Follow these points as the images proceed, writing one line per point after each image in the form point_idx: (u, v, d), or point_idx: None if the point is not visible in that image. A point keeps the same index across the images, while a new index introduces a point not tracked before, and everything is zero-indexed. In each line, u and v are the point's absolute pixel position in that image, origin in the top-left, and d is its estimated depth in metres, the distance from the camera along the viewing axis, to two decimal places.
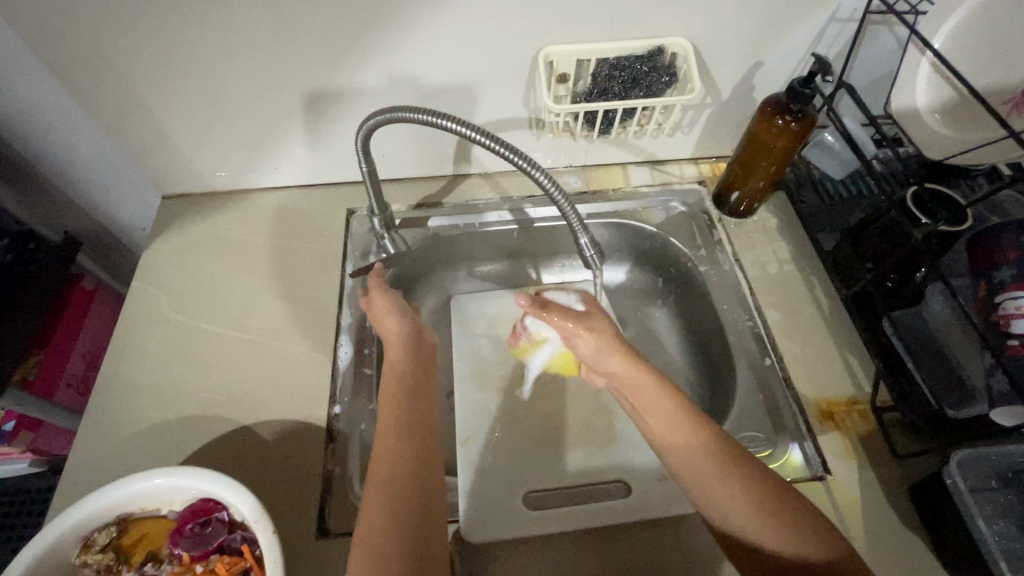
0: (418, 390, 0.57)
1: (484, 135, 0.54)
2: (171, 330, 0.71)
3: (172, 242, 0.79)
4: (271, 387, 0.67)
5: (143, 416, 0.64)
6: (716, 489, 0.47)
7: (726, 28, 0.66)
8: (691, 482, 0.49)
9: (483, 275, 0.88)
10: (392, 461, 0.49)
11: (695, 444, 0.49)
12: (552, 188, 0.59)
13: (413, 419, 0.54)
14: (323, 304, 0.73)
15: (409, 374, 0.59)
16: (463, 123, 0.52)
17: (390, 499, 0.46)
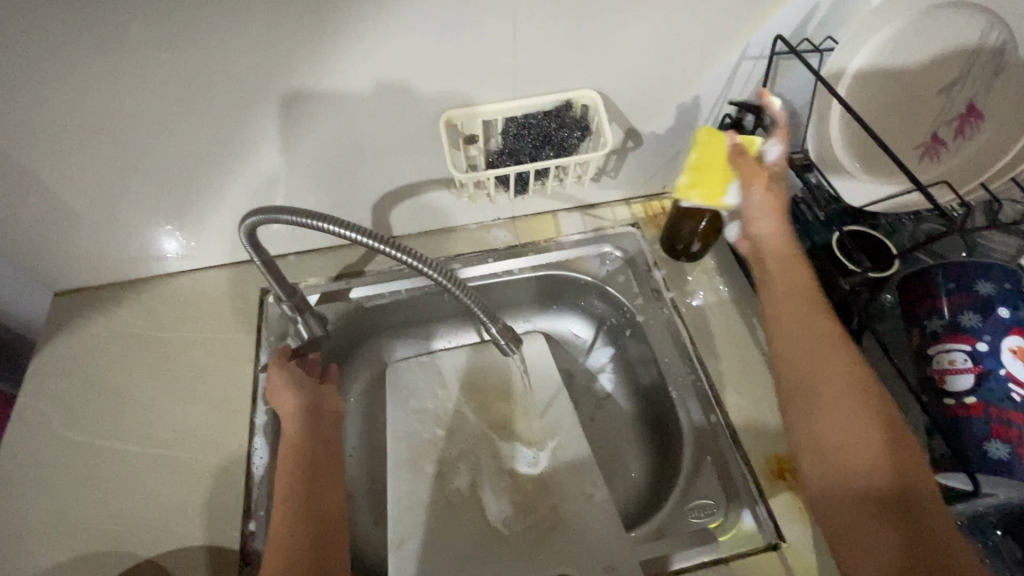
0: (308, 488, 0.57)
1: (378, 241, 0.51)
2: (62, 449, 0.64)
3: (67, 344, 0.72)
4: (179, 507, 0.60)
5: (30, 558, 0.57)
6: (855, 440, 0.50)
7: (634, 75, 0.63)
8: (824, 427, 0.52)
9: (418, 341, 0.83)
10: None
11: (855, 399, 0.51)
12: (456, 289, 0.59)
13: (299, 531, 0.53)
14: (237, 400, 0.67)
15: (304, 470, 0.58)
16: (359, 232, 0.50)
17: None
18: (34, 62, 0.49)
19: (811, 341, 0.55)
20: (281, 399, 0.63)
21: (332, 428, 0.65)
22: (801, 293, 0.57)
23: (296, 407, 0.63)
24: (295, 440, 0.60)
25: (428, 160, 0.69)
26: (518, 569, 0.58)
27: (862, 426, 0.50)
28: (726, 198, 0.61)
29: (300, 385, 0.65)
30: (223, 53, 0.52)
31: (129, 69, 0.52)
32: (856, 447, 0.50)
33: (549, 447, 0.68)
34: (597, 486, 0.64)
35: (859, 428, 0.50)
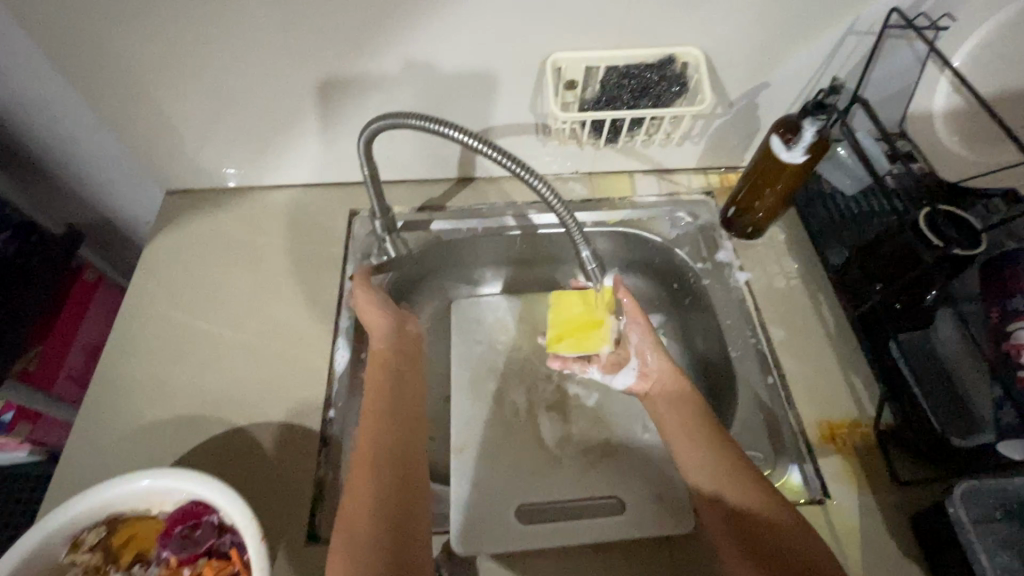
0: (397, 399, 0.61)
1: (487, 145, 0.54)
2: (167, 327, 0.71)
3: (174, 237, 0.79)
4: (266, 390, 0.66)
5: (135, 414, 0.64)
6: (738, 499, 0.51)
7: (739, 38, 0.65)
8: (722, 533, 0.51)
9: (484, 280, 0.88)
10: (370, 471, 0.53)
11: (745, 478, 0.51)
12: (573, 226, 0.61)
13: (385, 434, 0.56)
14: (322, 305, 0.73)
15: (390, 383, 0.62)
16: (468, 134, 0.53)
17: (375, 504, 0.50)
18: None
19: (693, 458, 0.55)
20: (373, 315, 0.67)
21: (413, 348, 0.69)
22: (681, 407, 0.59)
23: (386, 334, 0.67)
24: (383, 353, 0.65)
25: (524, 104, 0.72)
26: (571, 489, 0.62)
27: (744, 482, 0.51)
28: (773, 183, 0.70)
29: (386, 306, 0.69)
30: None
31: None
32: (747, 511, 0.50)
33: (605, 389, 0.71)
34: (648, 428, 0.67)
35: (740, 493, 0.51)
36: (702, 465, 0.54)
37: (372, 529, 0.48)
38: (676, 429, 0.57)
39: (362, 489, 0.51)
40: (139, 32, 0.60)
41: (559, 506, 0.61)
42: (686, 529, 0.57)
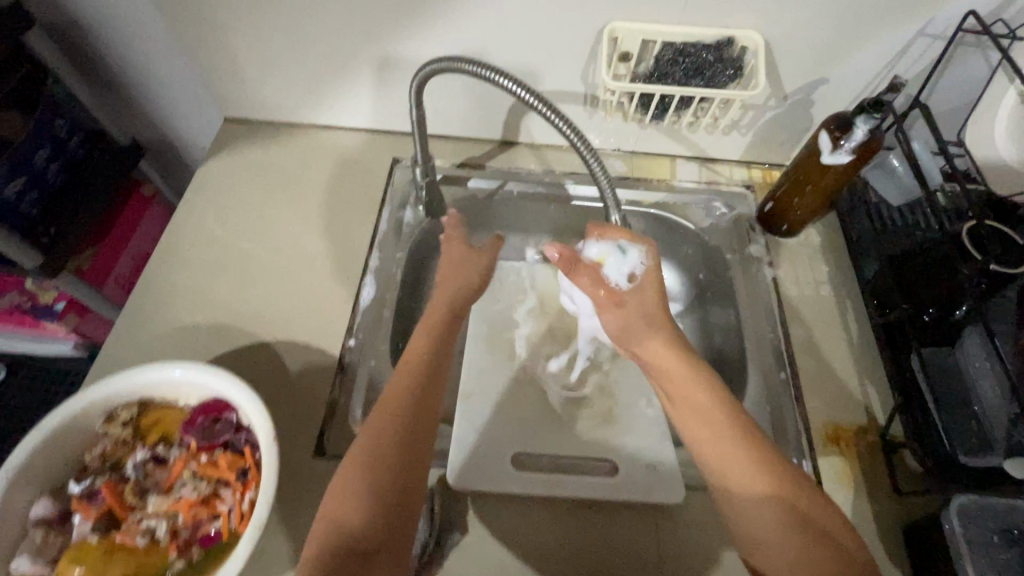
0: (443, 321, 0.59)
1: (540, 101, 0.57)
2: (210, 243, 0.75)
3: (226, 162, 0.83)
4: (294, 313, 0.69)
5: (172, 317, 0.69)
6: (747, 490, 0.47)
7: (803, 28, 0.64)
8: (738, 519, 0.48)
9: (511, 245, 0.89)
10: (388, 409, 0.50)
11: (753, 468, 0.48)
12: (607, 186, 0.63)
13: (418, 373, 0.53)
14: (356, 243, 0.76)
15: (443, 324, 0.59)
16: (523, 89, 0.56)
17: (379, 447, 0.47)
18: None
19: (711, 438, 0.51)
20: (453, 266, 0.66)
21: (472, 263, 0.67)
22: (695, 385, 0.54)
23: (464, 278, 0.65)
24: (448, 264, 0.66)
25: (575, 72, 0.73)
26: (569, 446, 0.64)
27: (756, 477, 0.48)
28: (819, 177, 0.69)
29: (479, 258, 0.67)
30: None
31: None
32: (752, 500, 0.47)
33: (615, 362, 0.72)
34: (652, 403, 0.67)
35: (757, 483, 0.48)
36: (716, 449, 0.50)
37: (368, 468, 0.46)
38: (698, 404, 0.53)
39: (376, 427, 0.49)
40: None
41: (557, 459, 0.63)
42: (676, 501, 0.58)
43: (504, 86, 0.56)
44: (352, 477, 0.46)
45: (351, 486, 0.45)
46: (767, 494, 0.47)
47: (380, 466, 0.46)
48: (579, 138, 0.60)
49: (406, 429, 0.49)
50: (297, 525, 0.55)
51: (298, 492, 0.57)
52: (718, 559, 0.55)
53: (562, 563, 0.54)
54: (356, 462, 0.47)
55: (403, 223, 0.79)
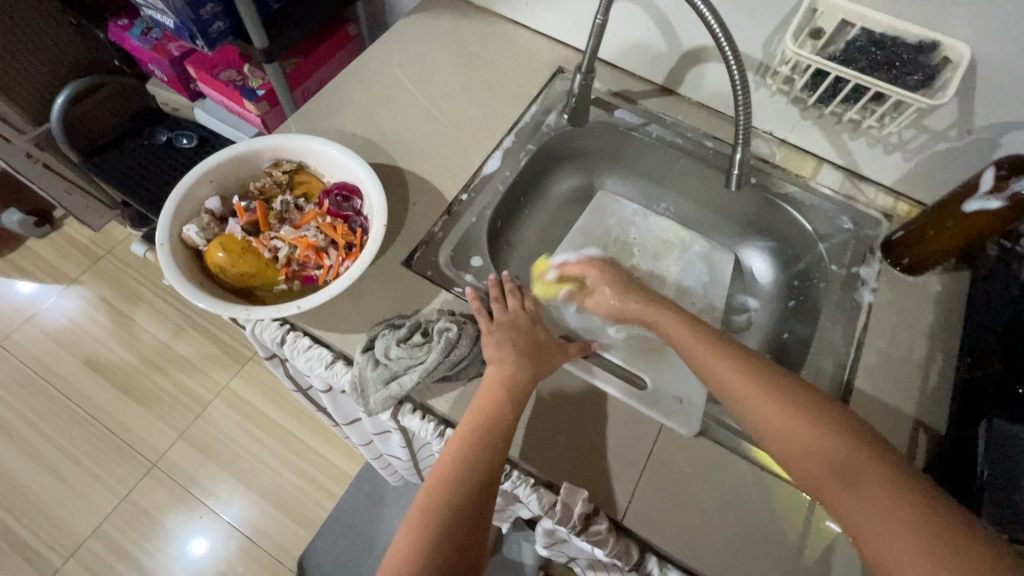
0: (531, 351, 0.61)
1: (722, 29, 0.61)
2: (387, 79, 0.87)
3: (425, 22, 0.94)
4: (429, 156, 0.80)
5: (338, 122, 0.82)
6: (792, 424, 0.51)
7: (1018, 56, 0.60)
8: (782, 439, 0.51)
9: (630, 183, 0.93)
10: (460, 461, 0.53)
11: (788, 399, 0.53)
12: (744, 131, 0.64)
13: (489, 433, 0.54)
14: (499, 124, 0.85)
15: (518, 393, 0.57)
16: (713, 14, 0.60)
17: (468, 473, 0.52)
18: None
19: (738, 387, 0.55)
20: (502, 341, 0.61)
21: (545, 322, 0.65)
22: (705, 342, 0.60)
23: (503, 358, 0.59)
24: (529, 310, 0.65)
25: (760, 36, 0.74)
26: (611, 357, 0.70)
27: (804, 419, 0.51)
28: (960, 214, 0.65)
29: (516, 342, 0.61)
30: None
31: None
32: (795, 430, 0.51)
33: None
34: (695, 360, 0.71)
35: (790, 411, 0.52)
36: (743, 388, 0.55)
37: (440, 520, 0.50)
38: (727, 372, 0.56)
39: (453, 454, 0.53)
40: None
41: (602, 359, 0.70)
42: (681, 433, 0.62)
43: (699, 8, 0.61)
44: (426, 517, 0.50)
45: (423, 529, 0.49)
46: (818, 427, 0.50)
47: (452, 521, 0.50)
48: (740, 75, 0.62)
49: (474, 480, 0.52)
50: (368, 306, 0.66)
51: (380, 282, 0.68)
52: (695, 494, 0.59)
53: (560, 429, 0.61)
54: (428, 504, 0.51)
55: (543, 124, 0.86)
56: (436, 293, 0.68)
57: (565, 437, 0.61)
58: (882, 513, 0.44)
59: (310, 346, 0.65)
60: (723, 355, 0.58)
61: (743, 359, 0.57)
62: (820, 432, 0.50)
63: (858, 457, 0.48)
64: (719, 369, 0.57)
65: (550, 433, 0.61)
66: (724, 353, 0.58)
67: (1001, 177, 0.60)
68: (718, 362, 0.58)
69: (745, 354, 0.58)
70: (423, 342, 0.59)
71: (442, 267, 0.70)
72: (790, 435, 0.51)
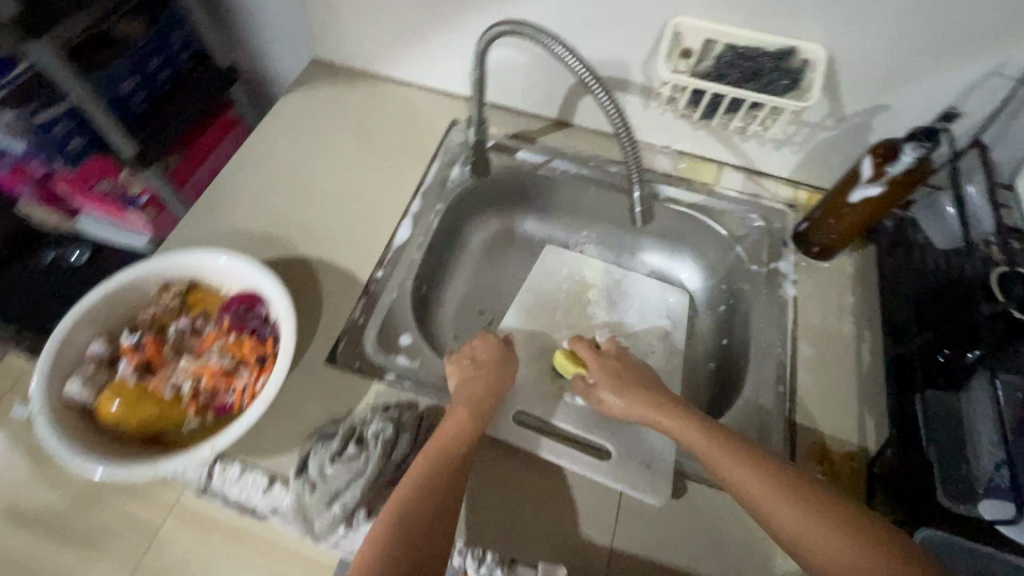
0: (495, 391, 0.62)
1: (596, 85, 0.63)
2: (277, 163, 0.83)
3: (307, 95, 0.91)
4: (336, 237, 0.76)
5: (230, 220, 0.77)
6: (795, 519, 0.48)
7: (867, 48, 0.64)
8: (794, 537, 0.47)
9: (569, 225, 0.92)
10: (441, 483, 0.51)
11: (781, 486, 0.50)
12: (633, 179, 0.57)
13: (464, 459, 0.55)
14: (403, 188, 0.82)
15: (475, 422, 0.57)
16: (584, 68, 0.62)
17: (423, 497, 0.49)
18: None
19: (730, 477, 0.52)
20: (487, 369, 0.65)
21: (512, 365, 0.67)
22: (689, 422, 0.57)
23: (471, 381, 0.62)
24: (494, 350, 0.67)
25: (637, 61, 0.76)
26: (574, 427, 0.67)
27: (803, 509, 0.48)
28: (850, 202, 0.68)
29: (487, 366, 0.64)
30: None
31: None
32: (802, 526, 0.47)
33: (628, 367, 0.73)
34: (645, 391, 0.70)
35: (788, 503, 0.49)
36: (739, 478, 0.51)
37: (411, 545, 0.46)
38: (721, 461, 0.53)
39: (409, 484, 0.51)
40: None
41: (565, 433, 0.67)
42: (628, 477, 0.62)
43: (567, 60, 0.61)
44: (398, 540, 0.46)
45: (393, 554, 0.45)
46: (821, 521, 0.47)
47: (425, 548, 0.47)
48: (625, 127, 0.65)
49: (451, 503, 0.51)
50: (296, 418, 0.61)
51: (306, 388, 0.63)
52: (672, 535, 0.57)
53: (527, 502, 0.59)
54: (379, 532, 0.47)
55: (449, 179, 0.84)
56: (368, 386, 0.64)
57: (532, 509, 0.59)
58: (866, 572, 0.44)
59: (242, 473, 0.58)
60: (707, 440, 0.55)
61: (728, 444, 0.54)
62: (798, 508, 0.48)
63: (867, 549, 0.45)
64: (711, 458, 0.54)
65: (516, 509, 0.59)
66: (708, 436, 0.55)
67: (879, 165, 0.63)
68: (709, 449, 0.54)
69: (729, 436, 0.54)
70: (358, 452, 0.55)
71: (370, 355, 0.66)
72: (801, 531, 0.47)
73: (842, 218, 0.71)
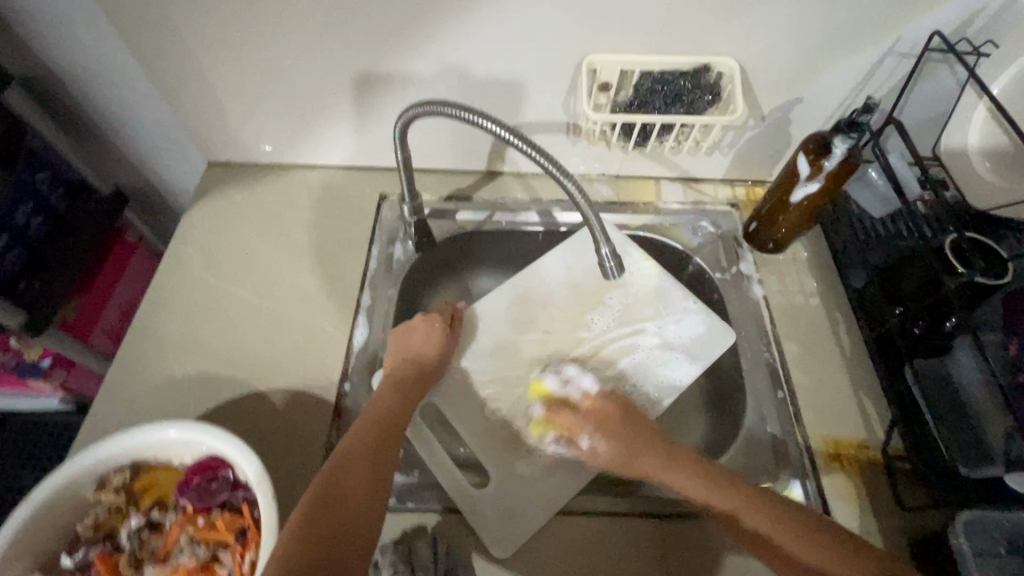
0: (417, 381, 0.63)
1: (521, 139, 0.54)
2: (196, 288, 0.73)
3: (211, 204, 0.81)
4: (287, 358, 0.68)
5: (158, 371, 0.67)
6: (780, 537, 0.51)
7: (774, 52, 0.65)
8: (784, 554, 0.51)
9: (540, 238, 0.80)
10: (359, 450, 0.53)
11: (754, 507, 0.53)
12: (599, 229, 0.56)
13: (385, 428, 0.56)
14: (346, 283, 0.75)
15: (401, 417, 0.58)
16: (506, 129, 0.54)
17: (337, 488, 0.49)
18: None
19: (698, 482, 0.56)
20: (421, 338, 0.67)
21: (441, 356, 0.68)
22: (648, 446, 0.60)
23: (398, 367, 0.64)
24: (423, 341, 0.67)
25: (558, 102, 0.74)
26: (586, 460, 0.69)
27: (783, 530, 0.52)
28: (794, 199, 0.70)
29: (412, 355, 0.65)
30: None
31: None
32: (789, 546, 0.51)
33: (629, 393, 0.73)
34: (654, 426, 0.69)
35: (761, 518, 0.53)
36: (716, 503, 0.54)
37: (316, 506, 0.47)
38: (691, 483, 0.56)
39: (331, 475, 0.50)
40: (189, 8, 0.62)
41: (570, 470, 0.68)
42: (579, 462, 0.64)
43: (483, 126, 0.54)
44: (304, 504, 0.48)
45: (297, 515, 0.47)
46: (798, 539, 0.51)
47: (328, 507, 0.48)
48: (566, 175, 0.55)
49: (371, 467, 0.52)
50: None
51: None
52: None
53: None
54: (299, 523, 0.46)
55: (393, 260, 0.78)
56: None
57: None
58: (816, 567, 0.49)
59: None
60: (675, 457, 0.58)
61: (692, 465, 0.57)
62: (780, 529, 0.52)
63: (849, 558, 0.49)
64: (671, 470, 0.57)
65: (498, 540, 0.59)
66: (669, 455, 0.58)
67: (815, 160, 0.65)
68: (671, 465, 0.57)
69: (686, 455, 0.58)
70: None
71: None
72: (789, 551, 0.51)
73: (791, 213, 0.73)
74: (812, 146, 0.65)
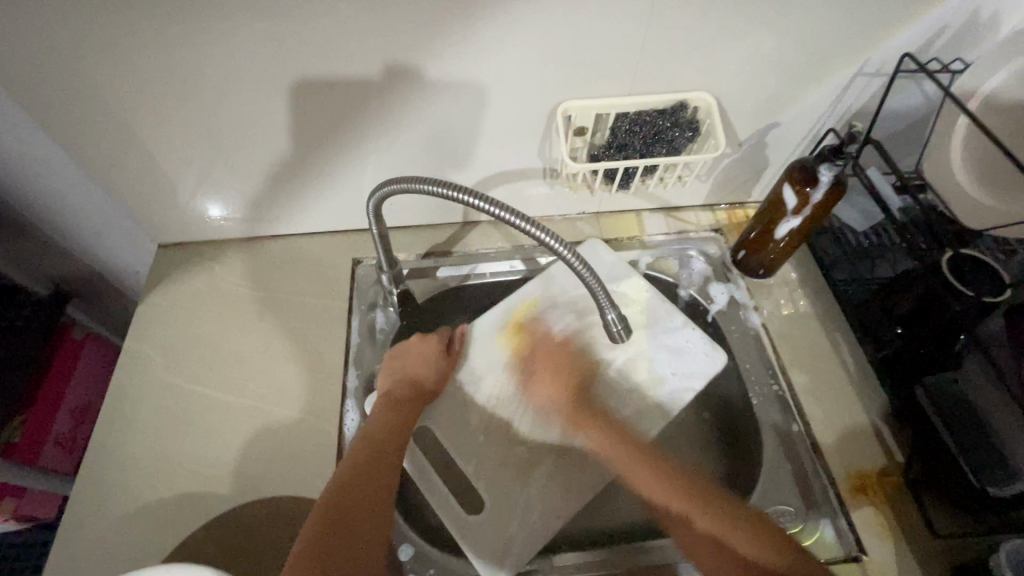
0: (411, 404, 0.64)
1: (494, 204, 0.49)
2: (160, 390, 0.66)
3: (168, 291, 0.74)
4: (273, 459, 0.62)
5: (129, 493, 0.60)
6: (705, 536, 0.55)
7: (746, 82, 0.64)
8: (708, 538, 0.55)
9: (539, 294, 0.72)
10: (353, 470, 0.56)
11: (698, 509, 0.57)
12: (600, 291, 0.53)
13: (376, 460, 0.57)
14: (328, 363, 0.70)
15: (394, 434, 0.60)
16: (476, 195, 0.48)
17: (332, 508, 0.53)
18: (182, 24, 0.51)
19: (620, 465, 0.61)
20: (416, 360, 0.66)
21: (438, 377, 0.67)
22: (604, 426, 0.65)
23: (392, 385, 0.64)
24: (422, 361, 0.67)
25: (532, 148, 0.70)
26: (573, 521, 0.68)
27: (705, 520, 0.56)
28: (778, 230, 0.70)
29: (408, 369, 0.66)
30: (356, 23, 0.52)
31: (257, 36, 0.53)
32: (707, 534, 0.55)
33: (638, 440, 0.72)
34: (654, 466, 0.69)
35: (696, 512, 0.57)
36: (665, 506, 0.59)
37: (323, 543, 0.50)
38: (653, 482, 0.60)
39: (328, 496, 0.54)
40: (121, 93, 0.56)
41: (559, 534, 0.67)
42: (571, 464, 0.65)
43: (456, 197, 0.49)
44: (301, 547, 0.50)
45: (302, 554, 0.49)
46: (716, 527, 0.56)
47: (332, 547, 0.50)
48: (557, 239, 0.50)
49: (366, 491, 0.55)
50: None
51: None
52: None
53: None
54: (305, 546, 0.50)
55: (376, 331, 0.73)
56: None
57: None
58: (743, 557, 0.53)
59: None
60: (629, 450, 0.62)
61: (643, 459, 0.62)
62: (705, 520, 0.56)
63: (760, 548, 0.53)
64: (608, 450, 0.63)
65: None
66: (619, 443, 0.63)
67: (798, 188, 0.64)
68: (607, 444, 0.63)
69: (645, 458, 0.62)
70: None
71: None
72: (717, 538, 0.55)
73: (775, 244, 0.72)
74: (795, 173, 0.64)
